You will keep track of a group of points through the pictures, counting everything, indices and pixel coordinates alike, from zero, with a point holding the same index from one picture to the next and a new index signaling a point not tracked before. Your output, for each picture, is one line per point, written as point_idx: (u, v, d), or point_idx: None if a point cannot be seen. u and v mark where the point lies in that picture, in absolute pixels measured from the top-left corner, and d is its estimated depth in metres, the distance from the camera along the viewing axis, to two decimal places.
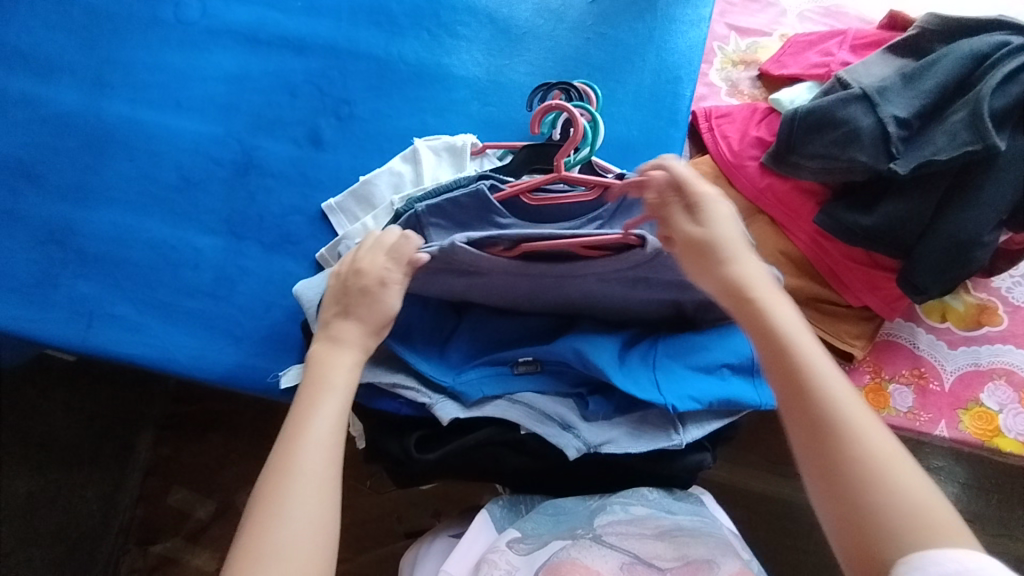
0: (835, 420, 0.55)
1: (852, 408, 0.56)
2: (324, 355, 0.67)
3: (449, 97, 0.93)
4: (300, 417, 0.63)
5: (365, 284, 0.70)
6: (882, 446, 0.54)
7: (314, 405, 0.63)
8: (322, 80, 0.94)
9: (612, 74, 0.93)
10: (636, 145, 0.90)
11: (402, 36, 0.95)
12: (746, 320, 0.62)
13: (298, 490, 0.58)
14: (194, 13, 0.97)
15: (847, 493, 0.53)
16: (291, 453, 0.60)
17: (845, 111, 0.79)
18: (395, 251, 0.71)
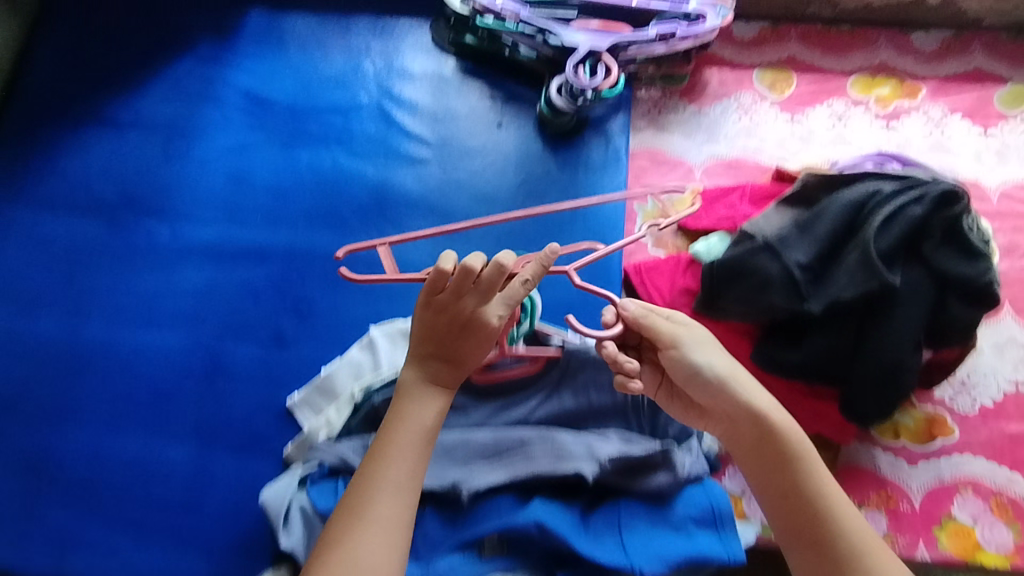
0: (835, 529, 0.67)
1: (853, 518, 0.67)
2: (414, 389, 0.71)
3: (401, 284, 1.01)
4: (382, 455, 0.67)
5: (462, 321, 0.70)
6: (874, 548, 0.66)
7: (394, 449, 0.67)
8: (282, 282, 1.01)
9: (545, 245, 1.03)
10: (577, 306, 0.98)
11: (354, 235, 1.04)
12: (766, 439, 0.71)
13: (371, 533, 0.63)
14: (164, 236, 1.05)
15: None
16: (369, 497, 0.65)
17: (753, 260, 0.87)
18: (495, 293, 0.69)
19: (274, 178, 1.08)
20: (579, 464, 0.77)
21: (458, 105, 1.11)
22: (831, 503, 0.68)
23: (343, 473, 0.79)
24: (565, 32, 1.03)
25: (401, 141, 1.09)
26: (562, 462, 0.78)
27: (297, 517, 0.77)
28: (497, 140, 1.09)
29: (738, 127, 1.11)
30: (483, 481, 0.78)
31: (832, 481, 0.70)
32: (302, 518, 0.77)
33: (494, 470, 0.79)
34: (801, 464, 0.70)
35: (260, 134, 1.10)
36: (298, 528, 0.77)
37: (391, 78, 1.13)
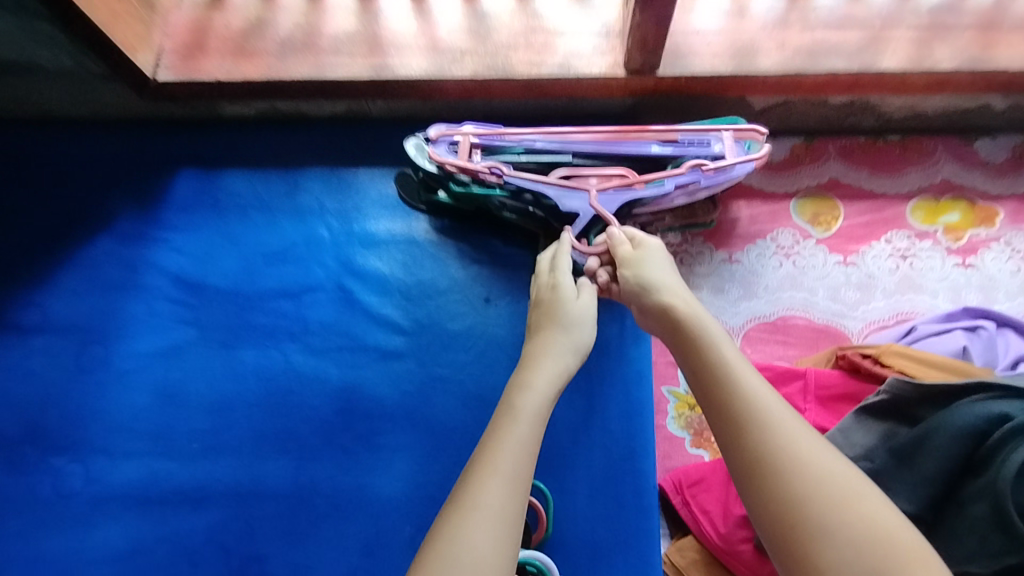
0: (778, 467, 0.51)
1: (808, 456, 0.51)
2: (535, 365, 0.64)
3: (377, 528, 0.79)
4: (494, 430, 0.57)
5: (543, 295, 0.73)
6: (844, 481, 0.50)
7: (505, 429, 0.56)
8: (226, 536, 0.79)
9: (558, 460, 0.80)
10: (606, 550, 0.76)
11: (314, 461, 0.82)
12: (704, 382, 0.60)
13: (478, 523, 0.50)
14: (76, 482, 0.83)
15: (770, 471, 0.51)
16: (479, 479, 0.52)
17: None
18: (562, 268, 0.75)
19: (215, 390, 0.87)
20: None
21: (436, 277, 0.91)
22: (768, 416, 0.54)
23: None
24: (559, 194, 0.84)
25: (369, 329, 0.88)
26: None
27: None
28: (487, 319, 0.88)
29: (781, 276, 0.90)
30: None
31: (775, 397, 0.56)
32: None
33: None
34: (730, 383, 0.57)
35: (193, 333, 0.90)
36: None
37: (352, 246, 0.93)
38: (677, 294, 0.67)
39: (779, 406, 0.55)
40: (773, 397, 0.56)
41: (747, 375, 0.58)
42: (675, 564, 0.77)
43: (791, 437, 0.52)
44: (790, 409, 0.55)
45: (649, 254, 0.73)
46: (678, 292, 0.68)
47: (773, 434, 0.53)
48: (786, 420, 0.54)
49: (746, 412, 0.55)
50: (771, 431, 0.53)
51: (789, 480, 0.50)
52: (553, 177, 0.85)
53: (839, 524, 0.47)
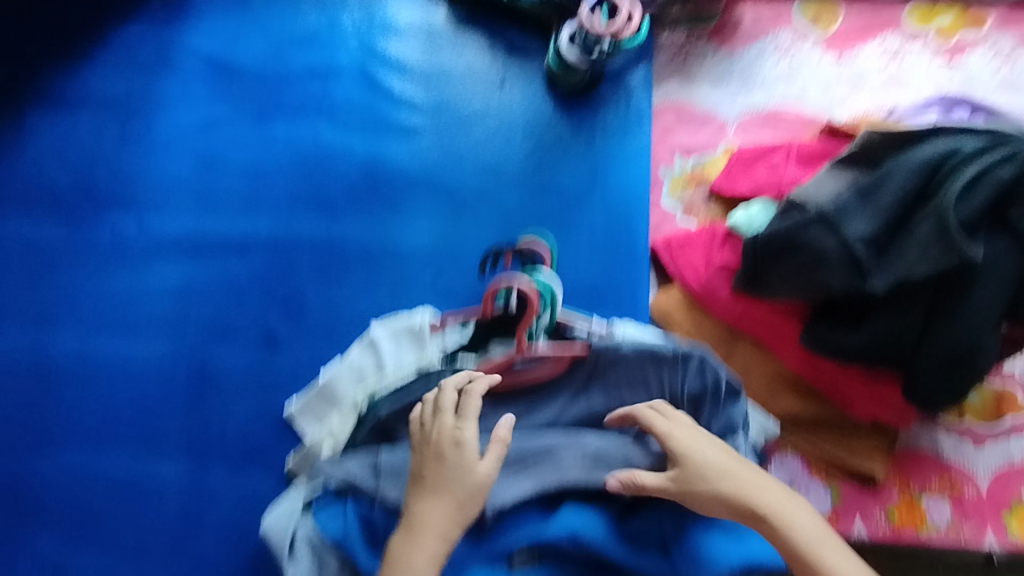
0: (782, 542, 0.63)
1: (791, 519, 0.64)
2: (432, 492, 0.66)
3: (403, 273, 0.90)
4: (409, 531, 0.65)
5: (442, 449, 0.68)
6: (810, 532, 0.63)
7: (418, 529, 0.65)
8: (269, 277, 0.90)
9: (563, 221, 0.90)
10: (600, 291, 0.88)
11: (344, 219, 0.92)
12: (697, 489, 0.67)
13: None
14: (131, 231, 0.93)
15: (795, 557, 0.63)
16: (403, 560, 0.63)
17: (801, 235, 0.77)
18: (499, 434, 0.69)
19: (250, 157, 0.95)
20: (616, 480, 0.70)
21: (454, 63, 0.97)
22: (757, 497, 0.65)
23: (352, 496, 0.71)
24: None
25: (390, 107, 0.96)
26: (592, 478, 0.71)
27: (302, 546, 0.69)
28: (501, 101, 0.95)
29: (777, 73, 0.97)
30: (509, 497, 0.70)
31: (757, 477, 0.67)
32: (311, 547, 0.69)
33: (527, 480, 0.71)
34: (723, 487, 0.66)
35: (227, 108, 0.97)
36: (319, 554, 0.69)
37: (375, 34, 0.99)
38: (664, 420, 0.70)
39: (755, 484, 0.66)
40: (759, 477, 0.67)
41: (741, 470, 0.67)
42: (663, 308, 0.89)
43: (771, 502, 0.65)
44: (765, 480, 0.67)
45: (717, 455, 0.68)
46: (662, 421, 0.70)
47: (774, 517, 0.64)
48: (757, 489, 0.66)
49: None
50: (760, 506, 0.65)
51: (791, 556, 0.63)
52: None
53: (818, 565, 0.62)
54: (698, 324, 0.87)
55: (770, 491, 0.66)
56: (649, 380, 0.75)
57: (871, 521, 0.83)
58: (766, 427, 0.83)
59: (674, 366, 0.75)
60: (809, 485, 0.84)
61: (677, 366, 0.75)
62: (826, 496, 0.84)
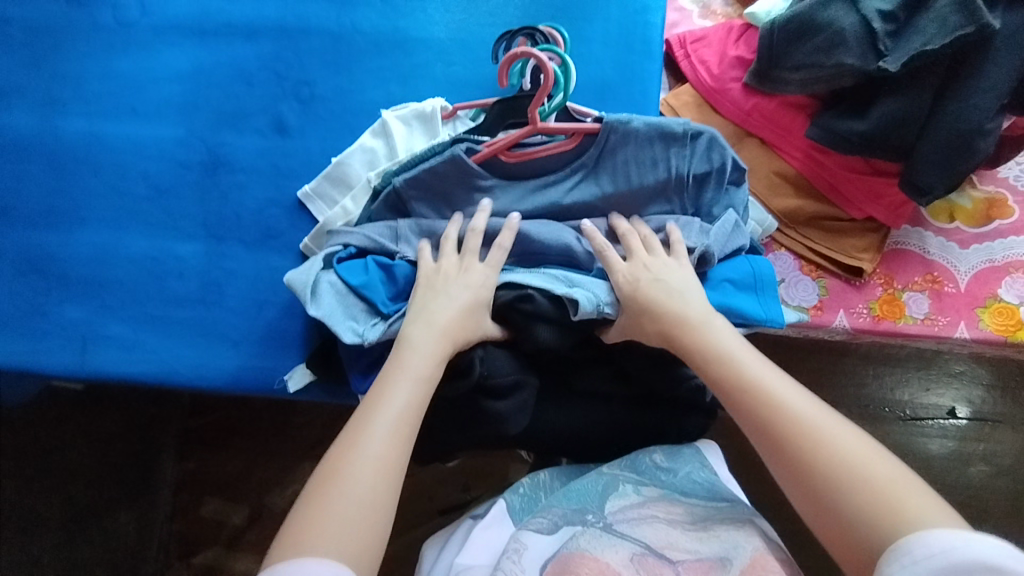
0: (778, 419, 0.56)
1: (797, 410, 0.56)
2: (422, 307, 0.68)
3: (413, 62, 0.88)
4: (375, 400, 0.60)
5: (441, 276, 0.70)
6: (813, 417, 0.56)
7: (389, 389, 0.60)
8: (277, 64, 0.89)
9: (578, 13, 0.88)
10: (612, 84, 0.86)
11: (354, 6, 0.90)
12: (686, 355, 0.64)
13: (353, 451, 0.56)
14: (134, 14, 0.91)
15: (791, 445, 0.55)
16: (363, 435, 0.57)
17: (820, 17, 0.75)
18: (436, 283, 0.70)
19: None
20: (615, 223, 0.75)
21: None
22: (750, 373, 0.60)
23: (373, 253, 0.76)
24: None
25: None
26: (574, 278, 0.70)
27: (325, 290, 0.73)
28: None
29: None
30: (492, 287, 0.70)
31: (752, 355, 0.61)
32: (335, 289, 0.73)
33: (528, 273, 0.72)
34: (712, 360, 0.62)
35: None
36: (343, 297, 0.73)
37: None
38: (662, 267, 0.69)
39: (751, 360, 0.61)
40: (754, 354, 0.62)
41: (734, 346, 0.62)
42: (671, 107, 0.89)
43: (765, 379, 0.59)
44: (761, 358, 0.61)
45: (659, 269, 0.69)
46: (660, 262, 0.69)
47: (765, 389, 0.58)
48: (749, 364, 0.60)
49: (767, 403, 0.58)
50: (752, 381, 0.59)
51: (787, 438, 0.55)
52: None
53: (824, 456, 0.53)
54: (706, 122, 0.88)
55: (765, 369, 0.60)
56: (657, 159, 0.76)
57: (853, 313, 0.86)
58: (763, 221, 0.85)
59: (683, 144, 0.75)
60: (798, 281, 0.86)
61: (685, 145, 0.75)
62: (814, 290, 0.87)
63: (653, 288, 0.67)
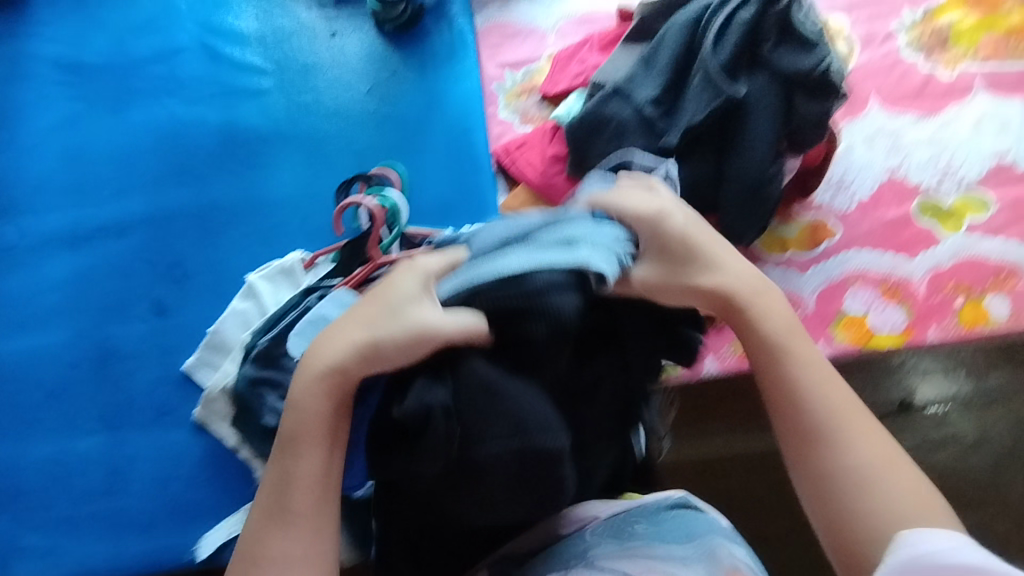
0: (819, 424, 0.54)
1: (841, 414, 0.54)
2: (335, 330, 0.55)
3: (270, 224, 0.96)
4: (277, 484, 0.55)
5: (370, 294, 0.55)
6: (857, 424, 0.53)
7: (282, 467, 0.55)
8: (149, 252, 0.97)
9: (410, 147, 0.97)
10: (452, 203, 0.95)
11: (209, 185, 0.98)
12: (733, 322, 0.58)
13: (270, 555, 0.53)
14: (12, 236, 0.98)
15: (826, 450, 0.53)
16: (265, 534, 0.54)
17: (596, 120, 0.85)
18: (370, 300, 0.55)
19: (113, 146, 1.00)
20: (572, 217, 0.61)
21: (288, 24, 1.02)
22: (795, 358, 0.56)
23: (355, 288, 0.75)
24: None
25: (235, 75, 1.01)
26: (571, 235, 0.56)
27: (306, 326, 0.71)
28: (334, 49, 1.01)
29: None
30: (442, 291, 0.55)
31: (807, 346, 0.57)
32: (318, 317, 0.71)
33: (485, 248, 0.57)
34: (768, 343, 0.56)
35: (81, 105, 1.02)
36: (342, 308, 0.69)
37: (210, 10, 1.03)
38: (692, 223, 0.59)
39: (804, 343, 0.57)
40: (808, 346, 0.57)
41: (781, 326, 0.57)
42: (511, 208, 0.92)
43: (813, 376, 0.55)
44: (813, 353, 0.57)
45: (646, 199, 0.60)
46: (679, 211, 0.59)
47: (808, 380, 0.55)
48: (805, 359, 0.56)
49: (792, 410, 0.55)
50: (801, 369, 0.55)
51: (829, 436, 0.53)
52: None
53: (860, 470, 0.52)
54: None
55: (819, 371, 0.56)
56: None
57: (719, 356, 0.91)
58: None
59: None
60: None
61: None
62: None
63: (683, 238, 0.58)
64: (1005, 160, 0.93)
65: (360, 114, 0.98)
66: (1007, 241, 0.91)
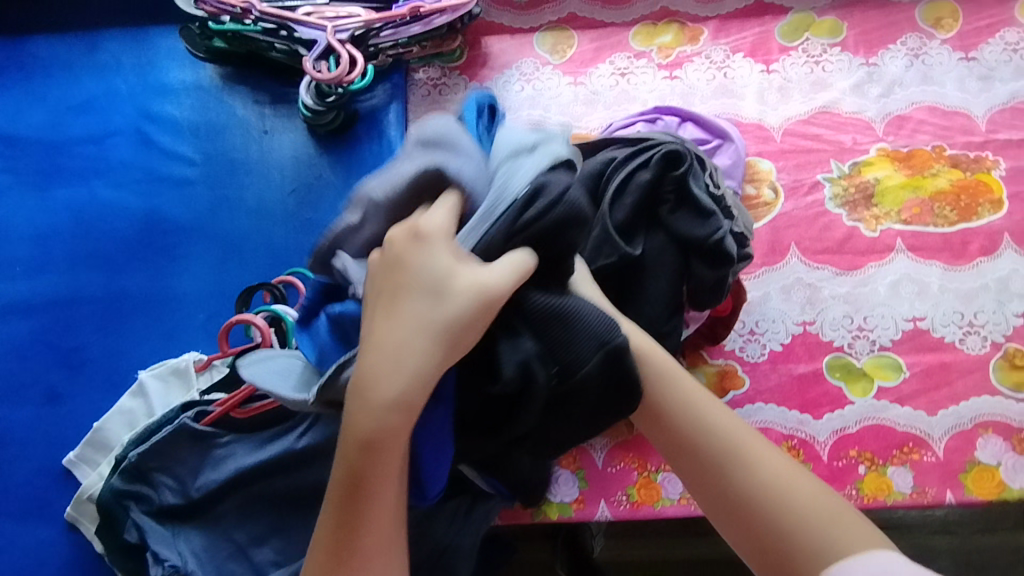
0: (718, 447, 0.62)
1: (738, 439, 0.62)
2: (381, 334, 0.54)
3: (175, 318, 0.95)
4: (357, 511, 0.54)
5: (397, 268, 0.55)
6: (751, 447, 0.62)
7: (362, 497, 0.54)
8: (51, 335, 0.95)
9: None
10: None
11: (121, 272, 0.97)
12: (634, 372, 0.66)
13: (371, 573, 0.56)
14: None
15: (734, 475, 0.61)
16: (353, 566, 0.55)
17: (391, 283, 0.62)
18: (399, 274, 0.54)
19: (34, 223, 0.99)
20: None
21: (223, 116, 1.02)
22: (688, 394, 0.65)
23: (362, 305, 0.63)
24: (303, 27, 0.99)
25: (164, 163, 1.01)
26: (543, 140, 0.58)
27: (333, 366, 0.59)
28: (265, 147, 1.01)
29: (522, 97, 1.04)
30: (473, 245, 0.55)
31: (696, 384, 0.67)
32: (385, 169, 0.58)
33: (427, 155, 0.56)
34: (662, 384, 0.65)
35: (9, 177, 1.01)
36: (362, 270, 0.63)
37: (148, 95, 1.04)
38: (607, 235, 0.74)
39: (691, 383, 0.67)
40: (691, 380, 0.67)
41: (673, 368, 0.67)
42: None
43: (706, 411, 0.64)
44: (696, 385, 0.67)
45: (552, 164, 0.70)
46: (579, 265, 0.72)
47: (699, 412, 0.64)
48: (695, 394, 0.66)
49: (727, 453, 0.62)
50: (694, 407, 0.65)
51: (728, 459, 0.62)
52: (299, 13, 0.99)
53: (772, 482, 0.60)
54: None
55: (710, 403, 0.65)
56: None
57: (613, 502, 0.88)
58: None
59: None
60: (556, 475, 0.89)
61: None
62: (574, 482, 0.89)
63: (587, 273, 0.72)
64: (921, 326, 0.91)
65: (279, 217, 0.98)
66: (914, 411, 0.88)
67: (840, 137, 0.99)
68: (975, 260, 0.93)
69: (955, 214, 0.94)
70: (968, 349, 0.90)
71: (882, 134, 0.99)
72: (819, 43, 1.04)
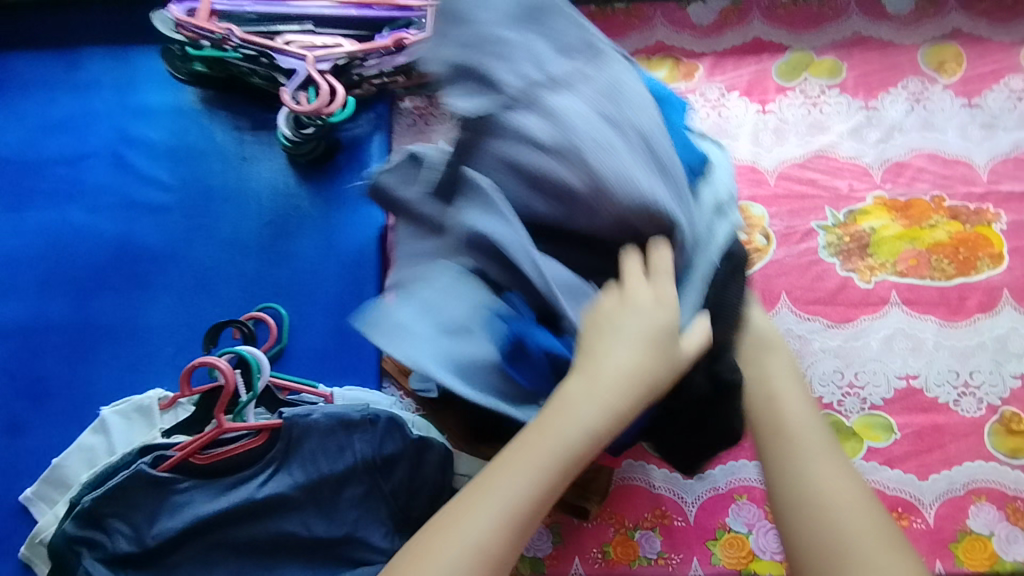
0: (785, 449, 0.60)
1: (811, 447, 0.60)
2: (600, 351, 0.56)
3: (143, 350, 0.91)
4: (486, 509, 0.52)
5: (629, 303, 0.57)
6: (815, 446, 0.60)
7: (479, 497, 0.53)
8: (14, 363, 0.92)
9: (299, 289, 0.93)
10: (331, 354, 0.90)
11: (90, 300, 0.94)
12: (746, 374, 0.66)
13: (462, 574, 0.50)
14: None
15: (795, 506, 0.57)
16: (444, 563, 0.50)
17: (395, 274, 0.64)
18: (620, 317, 0.57)
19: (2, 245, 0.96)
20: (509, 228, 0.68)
21: (201, 141, 1.00)
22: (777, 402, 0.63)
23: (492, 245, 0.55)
24: (282, 58, 0.95)
25: (139, 188, 0.98)
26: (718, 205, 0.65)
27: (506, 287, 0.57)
28: (242, 174, 0.98)
29: None
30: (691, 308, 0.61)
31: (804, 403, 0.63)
32: (554, 110, 0.56)
33: (645, 158, 0.57)
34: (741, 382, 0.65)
35: None
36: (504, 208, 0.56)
37: (126, 117, 1.01)
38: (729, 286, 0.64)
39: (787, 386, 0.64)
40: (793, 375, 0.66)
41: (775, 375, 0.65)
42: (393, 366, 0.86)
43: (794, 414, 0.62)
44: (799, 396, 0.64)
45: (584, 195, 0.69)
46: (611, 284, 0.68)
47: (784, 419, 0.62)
48: (790, 401, 0.63)
49: (797, 427, 0.61)
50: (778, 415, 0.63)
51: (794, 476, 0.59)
52: (279, 43, 0.96)
53: (833, 509, 0.56)
54: None
55: (804, 411, 0.63)
56: (342, 447, 0.77)
57: (587, 559, 0.84)
58: None
59: (364, 429, 0.77)
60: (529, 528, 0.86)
61: (365, 430, 0.77)
62: (547, 537, 0.86)
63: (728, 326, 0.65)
64: (914, 384, 0.88)
65: (254, 248, 0.95)
66: (904, 475, 0.84)
67: (835, 183, 0.96)
68: (972, 316, 0.89)
69: (953, 268, 0.91)
70: (963, 411, 0.86)
71: (879, 181, 0.95)
72: (818, 84, 1.01)
